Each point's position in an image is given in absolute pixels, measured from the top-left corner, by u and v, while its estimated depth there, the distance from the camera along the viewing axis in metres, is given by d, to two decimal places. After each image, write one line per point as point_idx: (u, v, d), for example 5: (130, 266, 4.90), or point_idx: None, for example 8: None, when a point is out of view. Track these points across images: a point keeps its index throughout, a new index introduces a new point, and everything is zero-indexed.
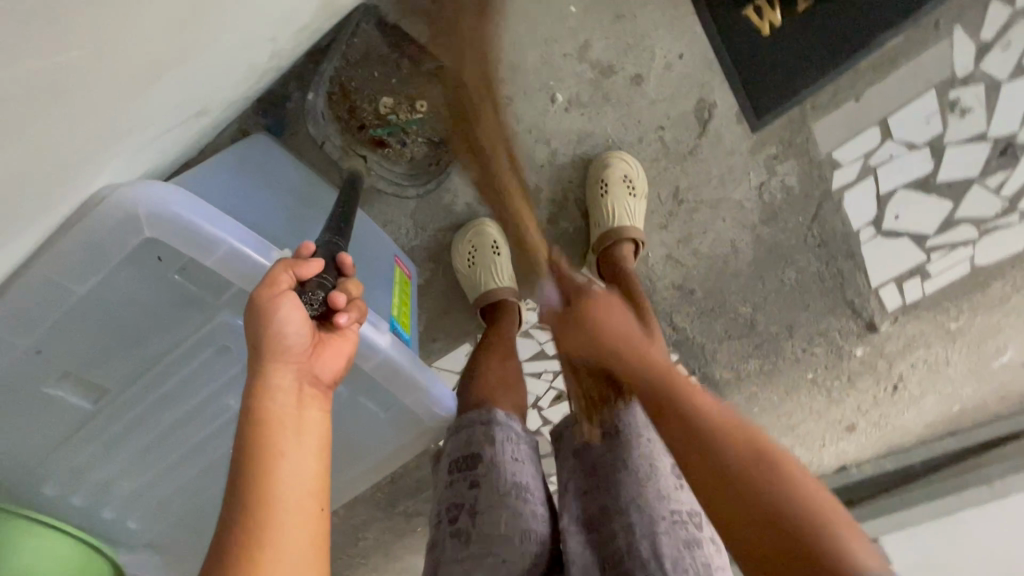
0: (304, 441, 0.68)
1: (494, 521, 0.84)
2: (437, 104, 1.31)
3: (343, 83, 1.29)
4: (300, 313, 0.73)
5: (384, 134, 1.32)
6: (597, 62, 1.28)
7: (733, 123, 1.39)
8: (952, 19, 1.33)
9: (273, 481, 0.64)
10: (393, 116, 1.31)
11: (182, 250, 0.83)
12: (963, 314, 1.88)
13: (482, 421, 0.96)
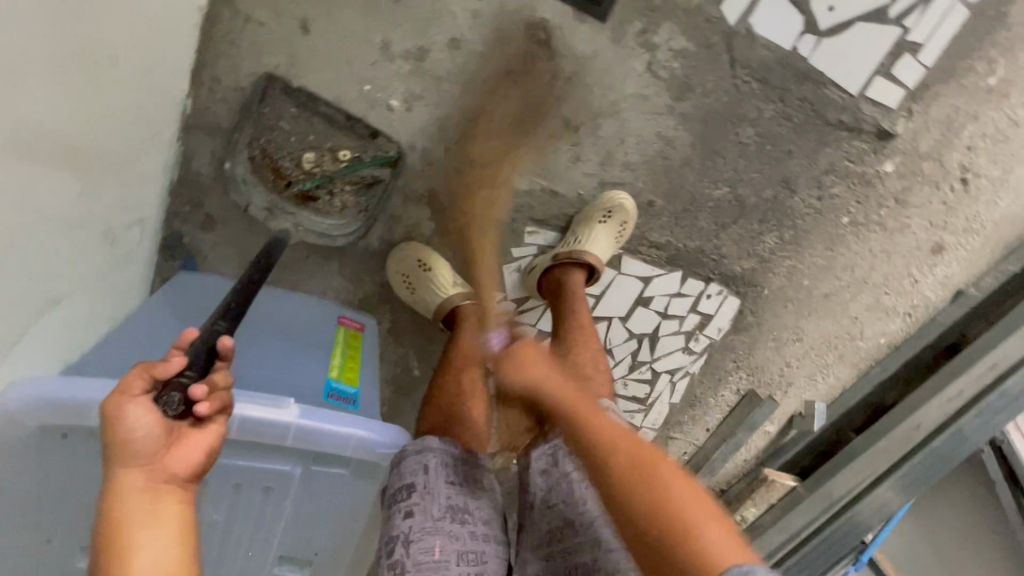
0: (159, 520, 0.72)
1: (427, 549, 0.98)
2: (358, 152, 1.29)
3: (263, 144, 1.25)
4: (155, 418, 0.76)
5: (311, 187, 1.29)
6: (406, 53, 1.22)
7: (577, 24, 1.26)
8: None
9: (123, 554, 0.69)
10: (318, 170, 1.28)
11: (65, 423, 0.86)
12: (990, 60, 1.51)
13: (419, 459, 1.06)
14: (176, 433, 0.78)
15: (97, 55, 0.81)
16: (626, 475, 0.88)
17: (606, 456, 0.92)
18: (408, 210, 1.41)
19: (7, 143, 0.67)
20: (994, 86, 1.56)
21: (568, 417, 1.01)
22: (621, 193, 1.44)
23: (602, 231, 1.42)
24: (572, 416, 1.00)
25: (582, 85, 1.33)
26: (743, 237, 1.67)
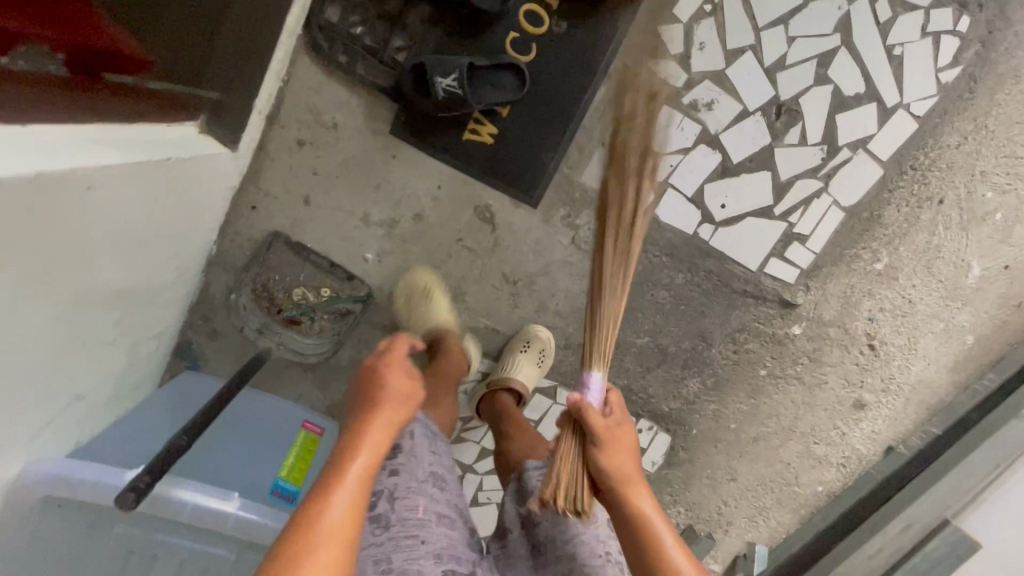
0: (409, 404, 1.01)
1: (412, 507, 1.05)
2: (337, 289, 1.64)
3: (265, 280, 1.61)
4: (389, 413, 0.97)
5: (297, 314, 1.63)
6: (382, 221, 1.60)
7: (514, 207, 1.64)
8: (637, 54, 1.53)
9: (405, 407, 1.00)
10: (304, 301, 1.63)
11: (59, 493, 1.11)
12: (873, 249, 1.80)
13: (406, 429, 1.12)
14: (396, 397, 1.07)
15: (138, 244, 1.15)
16: (618, 491, 0.97)
17: (612, 480, 0.98)
18: (374, 335, 1.72)
19: (72, 297, 1.01)
20: (882, 270, 1.83)
21: (591, 428, 0.99)
22: (541, 327, 1.69)
23: (528, 362, 1.64)
24: (604, 446, 0.99)
25: (519, 249, 1.68)
26: (669, 379, 1.90)
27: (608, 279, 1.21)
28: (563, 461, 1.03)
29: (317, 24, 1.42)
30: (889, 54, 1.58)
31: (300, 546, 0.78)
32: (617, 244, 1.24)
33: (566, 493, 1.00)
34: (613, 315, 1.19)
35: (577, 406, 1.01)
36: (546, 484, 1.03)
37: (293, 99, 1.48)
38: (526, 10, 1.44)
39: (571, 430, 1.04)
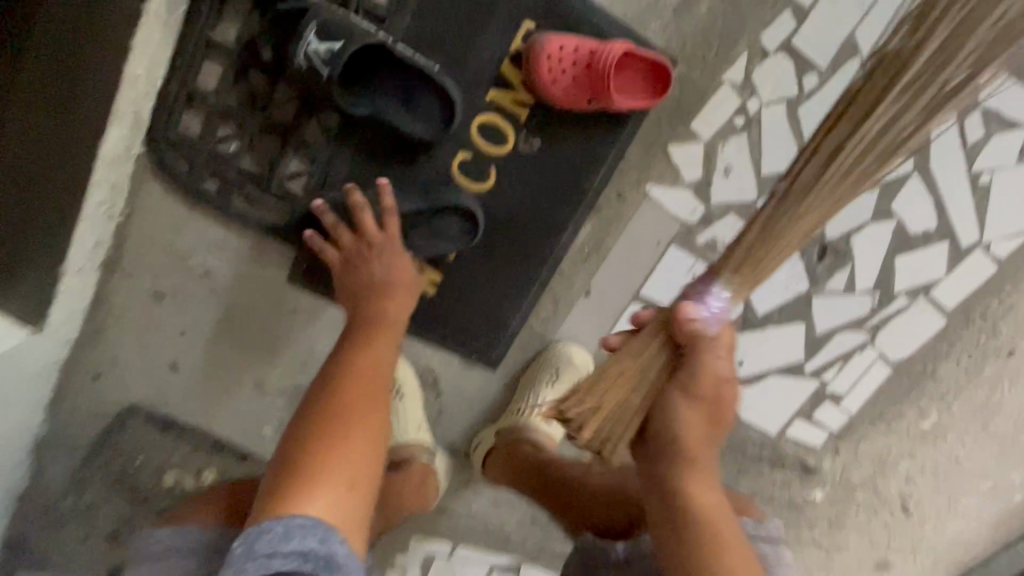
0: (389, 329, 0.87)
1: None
2: (220, 473, 1.18)
3: (114, 467, 1.13)
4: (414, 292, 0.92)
5: (165, 508, 1.16)
6: (281, 391, 1.15)
7: (465, 369, 1.21)
8: (639, 180, 1.09)
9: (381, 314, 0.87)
10: (174, 492, 1.16)
11: None
12: (920, 407, 1.43)
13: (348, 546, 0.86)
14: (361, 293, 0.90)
15: None
16: (682, 454, 0.75)
17: (683, 439, 0.75)
18: None
19: None
20: (929, 429, 1.46)
21: (697, 360, 0.75)
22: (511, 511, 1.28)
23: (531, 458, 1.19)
24: (692, 397, 0.75)
25: (471, 418, 1.25)
26: None
27: (801, 192, 0.71)
28: (616, 375, 0.78)
29: (165, 139, 0.94)
30: (971, 182, 1.19)
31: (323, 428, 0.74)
32: (856, 134, 0.67)
33: (601, 415, 0.76)
34: (770, 243, 0.73)
35: (686, 321, 0.73)
36: (584, 390, 0.78)
37: (141, 239, 1.01)
38: (480, 120, 0.99)
39: (668, 342, 0.78)
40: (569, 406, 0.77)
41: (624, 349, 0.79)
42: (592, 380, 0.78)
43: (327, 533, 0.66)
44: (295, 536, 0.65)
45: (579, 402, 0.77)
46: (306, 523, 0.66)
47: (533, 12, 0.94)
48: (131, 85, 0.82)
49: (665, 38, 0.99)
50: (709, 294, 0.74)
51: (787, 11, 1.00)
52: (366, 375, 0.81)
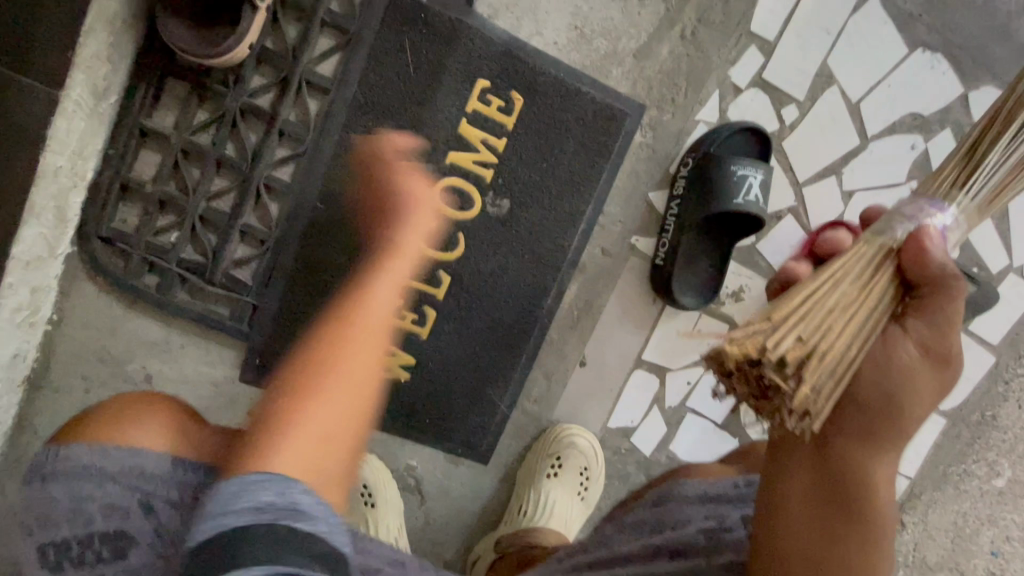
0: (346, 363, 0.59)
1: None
2: None
3: None
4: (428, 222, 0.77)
5: None
6: None
7: (452, 467, 1.04)
8: (624, 231, 0.99)
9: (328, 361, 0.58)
10: None
11: None
12: (987, 462, 1.23)
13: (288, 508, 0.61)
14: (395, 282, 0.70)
15: None
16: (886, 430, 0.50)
17: (906, 413, 0.50)
18: None
19: None
20: (1004, 487, 1.24)
21: (942, 305, 0.50)
22: None
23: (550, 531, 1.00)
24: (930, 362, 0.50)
25: (463, 526, 1.06)
26: None
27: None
28: (834, 309, 0.50)
29: (95, 235, 0.85)
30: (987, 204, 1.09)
31: (293, 412, 0.53)
32: None
33: (825, 366, 0.48)
34: (1000, 170, 0.55)
35: (934, 244, 0.50)
36: (797, 316, 0.49)
37: (70, 348, 0.89)
38: (443, 185, 0.91)
39: (894, 275, 0.52)
40: (788, 341, 0.46)
41: (841, 270, 0.52)
42: (801, 305, 0.50)
43: (290, 484, 0.48)
44: (256, 488, 0.46)
45: (778, 340, 0.46)
46: (259, 479, 0.47)
47: (488, 69, 0.88)
48: (51, 178, 0.75)
49: (630, 83, 0.94)
50: (946, 211, 0.53)
51: (753, 46, 0.95)
52: (328, 416, 0.55)
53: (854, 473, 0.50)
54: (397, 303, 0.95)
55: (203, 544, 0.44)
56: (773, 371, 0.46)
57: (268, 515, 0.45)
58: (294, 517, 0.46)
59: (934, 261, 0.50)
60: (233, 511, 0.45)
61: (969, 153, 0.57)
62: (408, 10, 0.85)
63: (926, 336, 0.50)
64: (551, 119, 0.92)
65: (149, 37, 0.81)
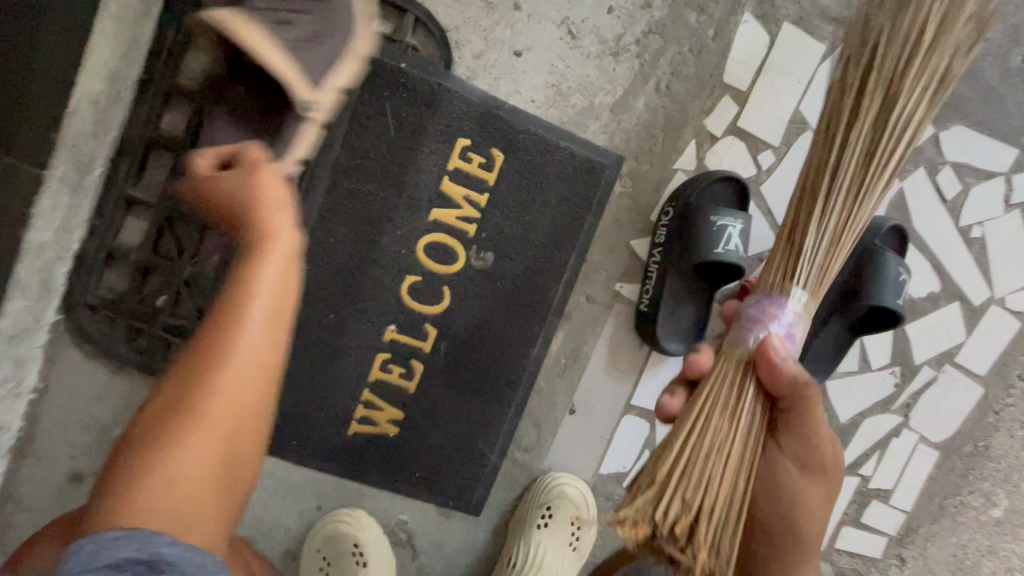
0: (216, 370, 0.56)
1: None
2: None
3: None
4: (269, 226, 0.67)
5: None
6: None
7: (445, 520, 1.03)
8: (608, 278, 1.01)
9: (206, 388, 0.56)
10: None
11: None
12: (984, 492, 1.22)
13: None
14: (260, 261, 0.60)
15: None
16: (792, 527, 0.67)
17: (799, 524, 0.67)
18: None
19: None
20: (1002, 517, 1.24)
21: (799, 418, 0.66)
22: None
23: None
24: (806, 470, 0.68)
25: None
26: None
27: (841, 176, 0.66)
28: (709, 451, 0.65)
29: (82, 303, 0.86)
30: (966, 239, 1.10)
31: (142, 465, 0.53)
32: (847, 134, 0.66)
33: (713, 518, 0.63)
34: (825, 237, 0.67)
35: (776, 360, 0.63)
36: (679, 475, 0.64)
37: (56, 416, 0.89)
38: (427, 241, 0.93)
39: (758, 393, 0.67)
40: (671, 510, 0.62)
41: (708, 409, 0.68)
42: (683, 457, 0.65)
43: (151, 539, 0.50)
44: (113, 544, 0.48)
45: (664, 516, 0.63)
46: (116, 536, 0.49)
47: (468, 128, 0.90)
48: (36, 254, 0.76)
49: (608, 136, 0.96)
50: (782, 312, 0.65)
51: (726, 96, 0.98)
52: (191, 461, 0.54)
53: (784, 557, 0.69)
54: (384, 358, 0.95)
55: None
56: (670, 540, 0.63)
57: (126, 574, 0.48)
58: (153, 570, 0.49)
59: (779, 377, 0.64)
60: (89, 570, 0.47)
61: (792, 234, 0.69)
62: (388, 75, 0.87)
63: (799, 447, 0.67)
64: (531, 173, 0.93)
65: (134, 110, 0.83)
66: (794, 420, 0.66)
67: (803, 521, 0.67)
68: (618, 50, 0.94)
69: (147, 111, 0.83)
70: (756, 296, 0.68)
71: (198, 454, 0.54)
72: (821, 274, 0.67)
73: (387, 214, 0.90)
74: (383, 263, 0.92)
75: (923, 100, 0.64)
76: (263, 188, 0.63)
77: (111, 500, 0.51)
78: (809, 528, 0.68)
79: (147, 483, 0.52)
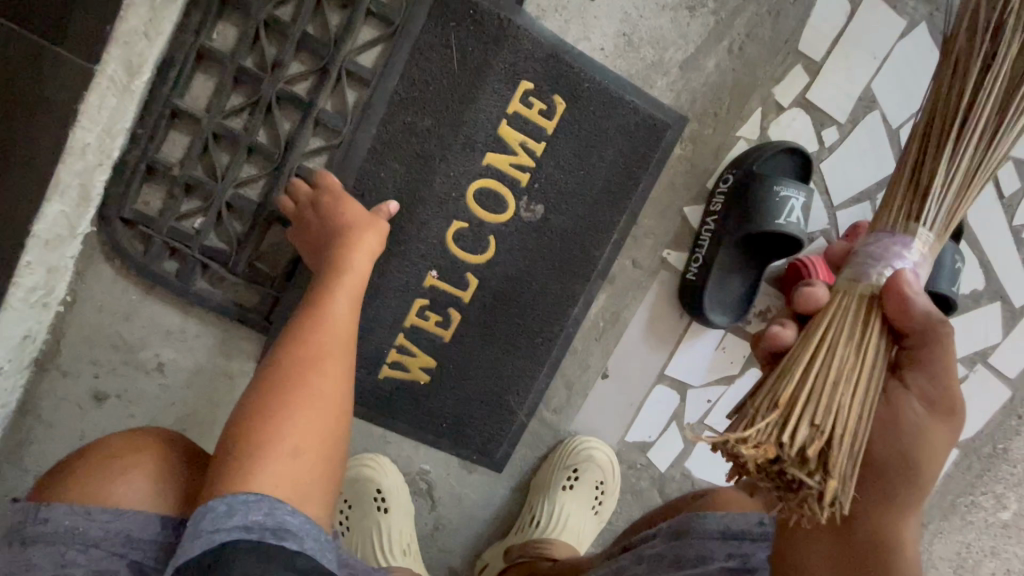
0: (289, 395, 0.60)
1: None
2: None
3: None
4: (381, 233, 0.77)
5: None
6: None
7: (466, 473, 1.02)
8: (656, 244, 0.98)
9: (274, 412, 0.59)
10: None
11: None
12: (996, 494, 1.23)
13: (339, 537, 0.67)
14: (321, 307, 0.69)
15: None
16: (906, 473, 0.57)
17: (917, 469, 0.57)
18: None
19: None
20: (1009, 520, 1.25)
21: (934, 351, 0.56)
22: None
23: (572, 539, 1.00)
24: (935, 411, 0.57)
25: (473, 533, 1.05)
26: None
27: (980, 105, 0.57)
28: (837, 377, 0.56)
29: (118, 216, 0.82)
30: (1017, 239, 1.08)
31: (242, 459, 0.55)
32: (983, 64, 0.57)
33: (843, 447, 0.53)
34: (956, 178, 0.58)
35: (910, 292, 0.55)
36: (806, 399, 0.54)
37: (82, 331, 0.86)
38: (477, 186, 0.89)
39: (884, 327, 0.58)
40: (801, 433, 0.52)
41: (832, 335, 0.58)
42: (808, 380, 0.56)
43: (273, 504, 0.53)
44: (245, 506, 0.52)
45: (789, 435, 0.52)
46: (249, 499, 0.52)
47: (532, 71, 0.86)
48: (78, 155, 0.72)
49: (674, 94, 0.92)
50: (910, 250, 0.56)
51: (798, 65, 0.94)
52: (296, 436, 0.58)
53: (887, 506, 0.58)
54: (422, 304, 0.92)
55: (196, 560, 0.49)
56: (797, 467, 0.52)
57: (253, 534, 0.50)
58: (277, 535, 0.51)
59: (915, 308, 0.55)
60: (224, 528, 0.50)
61: (915, 173, 0.60)
62: (456, 6, 0.83)
63: (928, 384, 0.57)
64: (591, 125, 0.90)
65: (188, 14, 0.78)
66: (927, 352, 0.57)
67: (923, 467, 0.57)
68: (694, 4, 0.90)
69: (201, 16, 0.79)
70: (871, 238, 0.59)
71: (293, 448, 0.57)
72: (947, 220, 0.59)
73: (441, 154, 0.87)
74: (431, 204, 0.89)
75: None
76: (358, 251, 0.74)
77: (224, 476, 0.54)
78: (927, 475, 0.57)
79: (254, 475, 0.54)
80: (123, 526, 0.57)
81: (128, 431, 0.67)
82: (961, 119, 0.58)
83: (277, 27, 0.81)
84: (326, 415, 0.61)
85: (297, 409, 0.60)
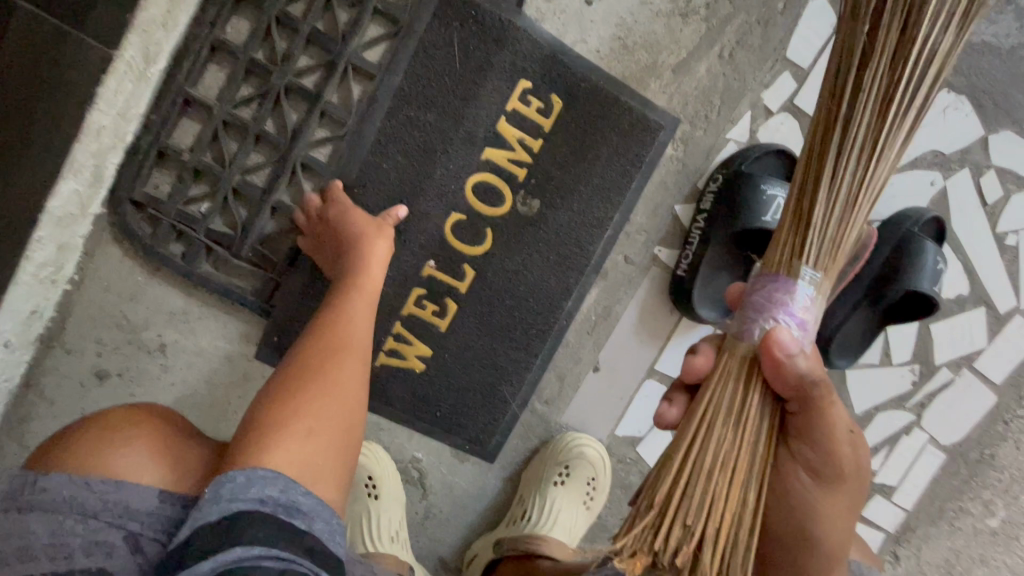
0: (308, 384, 0.65)
1: None
2: None
3: None
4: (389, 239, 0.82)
5: None
6: None
7: (458, 463, 1.04)
8: (648, 240, 1.01)
9: (291, 403, 0.63)
10: None
11: None
12: (984, 501, 1.24)
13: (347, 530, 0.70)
14: (337, 308, 0.73)
15: None
16: (801, 529, 0.63)
17: (812, 525, 0.63)
18: None
19: None
20: (998, 528, 1.25)
21: (810, 418, 0.60)
22: None
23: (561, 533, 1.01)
24: (820, 480, 0.62)
25: (463, 524, 1.06)
26: None
27: (849, 136, 0.57)
28: (715, 466, 0.59)
29: (128, 198, 0.85)
30: (1001, 245, 1.11)
31: (259, 442, 0.59)
32: (847, 101, 0.57)
33: (720, 538, 0.57)
34: (834, 215, 0.58)
35: (783, 357, 0.57)
36: (681, 495, 0.59)
37: (88, 310, 0.89)
38: (475, 180, 0.92)
39: (764, 392, 0.61)
40: (674, 536, 0.57)
41: (710, 416, 0.61)
42: (685, 474, 0.59)
43: (289, 483, 0.56)
44: (262, 481, 0.54)
45: (666, 540, 0.57)
46: (266, 475, 0.55)
47: (531, 71, 0.90)
48: (95, 136, 0.75)
49: (667, 97, 0.96)
50: (791, 299, 0.57)
51: (787, 72, 0.98)
52: (313, 423, 0.62)
53: (795, 558, 0.65)
54: (419, 293, 0.95)
55: (209, 525, 0.51)
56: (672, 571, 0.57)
57: (267, 508, 0.52)
58: (287, 510, 0.54)
59: (787, 373, 0.57)
60: (240, 498, 0.53)
61: (798, 212, 0.61)
62: (460, 8, 0.87)
63: (814, 448, 0.61)
64: (585, 123, 0.93)
65: (204, 9, 0.83)
66: (804, 418, 0.60)
67: (814, 523, 0.63)
68: (687, 11, 0.94)
69: (216, 11, 0.83)
70: (755, 285, 0.60)
71: (308, 428, 0.61)
72: (830, 257, 0.59)
73: (441, 148, 0.90)
74: (431, 195, 0.92)
75: (952, 27, 0.54)
76: (374, 259, 0.78)
77: (243, 452, 0.58)
78: (825, 526, 0.63)
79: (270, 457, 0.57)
80: (118, 496, 0.58)
81: (126, 406, 0.70)
82: (833, 156, 0.58)
83: (288, 22, 0.85)
84: (341, 402, 0.65)
85: (315, 399, 0.64)
